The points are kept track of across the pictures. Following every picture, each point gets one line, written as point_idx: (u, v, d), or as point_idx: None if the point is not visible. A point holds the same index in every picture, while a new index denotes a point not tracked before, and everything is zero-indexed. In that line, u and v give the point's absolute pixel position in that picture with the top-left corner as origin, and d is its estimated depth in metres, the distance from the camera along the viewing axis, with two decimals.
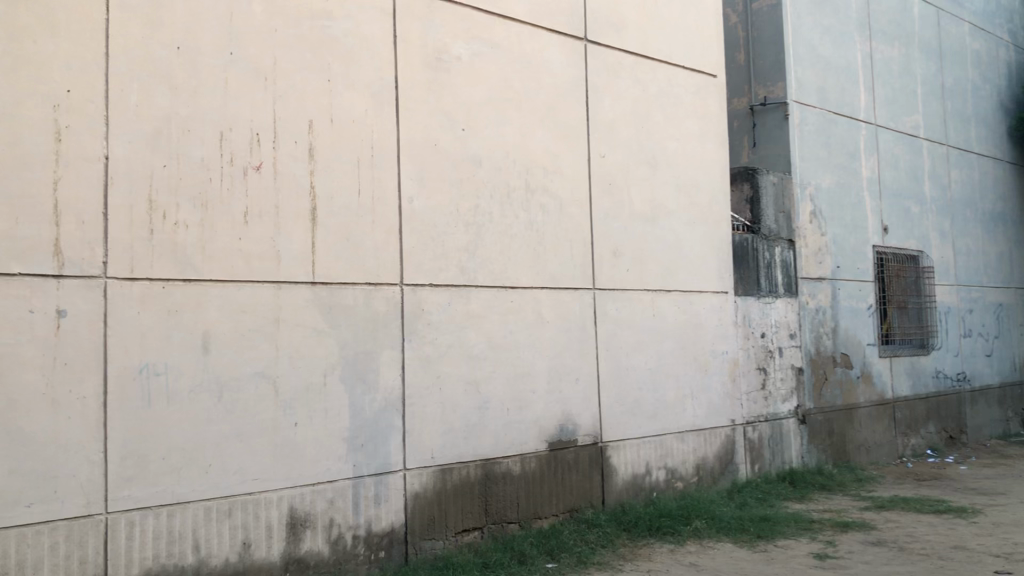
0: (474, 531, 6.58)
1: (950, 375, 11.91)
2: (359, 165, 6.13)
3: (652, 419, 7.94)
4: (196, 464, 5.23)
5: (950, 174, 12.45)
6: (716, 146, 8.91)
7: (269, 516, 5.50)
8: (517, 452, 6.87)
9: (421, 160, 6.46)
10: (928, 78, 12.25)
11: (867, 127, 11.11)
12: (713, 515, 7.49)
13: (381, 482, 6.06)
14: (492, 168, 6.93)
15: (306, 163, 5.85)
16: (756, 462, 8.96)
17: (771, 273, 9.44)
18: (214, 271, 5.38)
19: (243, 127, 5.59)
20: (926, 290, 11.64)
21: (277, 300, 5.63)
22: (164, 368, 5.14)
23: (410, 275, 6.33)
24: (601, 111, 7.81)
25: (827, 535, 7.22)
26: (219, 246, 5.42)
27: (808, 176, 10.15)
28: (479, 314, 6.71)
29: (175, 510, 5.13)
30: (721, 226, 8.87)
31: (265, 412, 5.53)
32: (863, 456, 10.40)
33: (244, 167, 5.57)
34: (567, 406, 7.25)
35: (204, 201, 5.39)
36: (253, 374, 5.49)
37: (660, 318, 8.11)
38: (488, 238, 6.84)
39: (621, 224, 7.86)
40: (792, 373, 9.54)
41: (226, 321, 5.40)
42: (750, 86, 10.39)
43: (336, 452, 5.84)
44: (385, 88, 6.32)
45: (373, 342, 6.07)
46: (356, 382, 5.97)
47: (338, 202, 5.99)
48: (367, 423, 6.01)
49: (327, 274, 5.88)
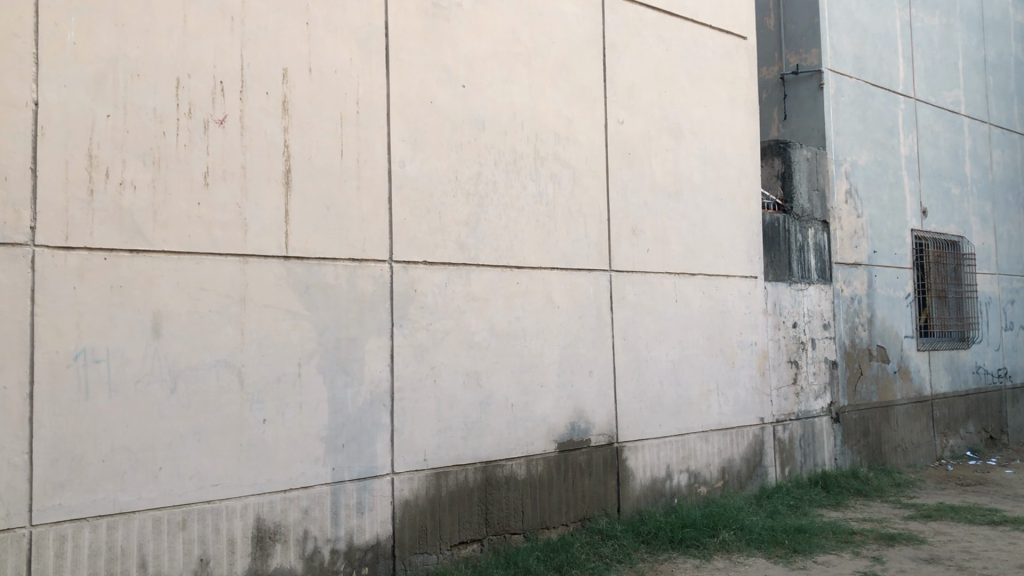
0: (472, 544, 5.78)
1: (991, 371, 11.05)
2: (343, 122, 5.31)
3: (674, 416, 7.13)
4: (144, 467, 4.44)
5: (992, 155, 11.57)
6: (746, 115, 8.07)
7: (230, 528, 4.71)
8: (523, 453, 6.06)
9: (415, 121, 5.65)
10: (970, 50, 11.37)
11: (907, 100, 10.24)
12: (742, 525, 6.66)
13: (364, 488, 5.26)
14: (497, 131, 6.11)
15: (279, 119, 5.04)
16: (786, 464, 8.15)
17: (804, 257, 8.60)
18: (167, 240, 4.58)
19: (205, 74, 4.78)
20: (966, 280, 10.77)
21: (243, 276, 4.83)
22: (106, 354, 4.36)
23: (402, 251, 5.52)
24: (620, 71, 6.97)
25: (872, 549, 6.40)
26: (174, 211, 4.62)
27: (844, 151, 9.30)
28: (481, 298, 5.90)
29: (118, 522, 4.33)
30: (751, 203, 8.03)
31: (228, 407, 4.73)
32: (899, 458, 9.56)
33: (204, 120, 4.76)
34: (580, 401, 6.44)
35: (156, 158, 4.59)
36: (214, 363, 4.70)
37: (684, 305, 7.29)
38: (492, 211, 6.02)
39: (642, 198, 7.03)
40: (826, 367, 8.70)
41: (182, 301, 4.60)
42: (781, 54, 9.56)
43: (313, 454, 5.05)
44: (374, 35, 5.50)
45: (357, 328, 5.27)
46: (337, 373, 5.17)
47: (317, 165, 5.18)
48: (350, 421, 5.21)
49: (303, 248, 5.07)
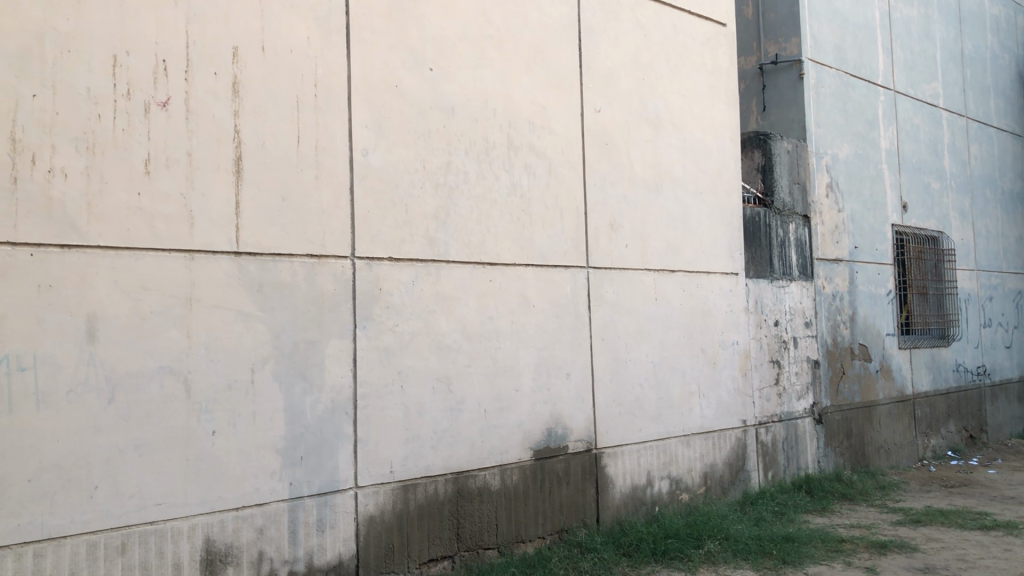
0: (443, 561, 5.38)
1: (970, 369, 10.85)
2: (300, 106, 4.89)
3: (655, 420, 6.79)
4: (78, 487, 3.99)
5: (970, 149, 11.37)
6: (726, 106, 7.76)
7: (176, 551, 4.27)
8: (496, 463, 5.67)
9: (379, 107, 5.24)
10: (948, 42, 11.16)
11: (886, 92, 9.99)
12: (728, 535, 6.33)
13: (325, 504, 4.84)
14: (468, 119, 5.71)
15: (228, 102, 4.61)
16: (769, 469, 7.84)
17: (785, 253, 8.30)
18: (104, 234, 4.14)
19: (146, 51, 4.34)
20: (946, 276, 10.55)
21: (189, 274, 4.39)
22: (33, 362, 3.90)
23: (366, 246, 5.11)
24: (597, 58, 6.60)
25: (863, 558, 6.09)
26: (112, 202, 4.18)
27: (825, 144, 9.02)
28: (451, 296, 5.50)
29: (47, 549, 3.88)
30: (732, 197, 7.71)
31: (174, 419, 4.30)
32: (882, 459, 9.31)
33: (145, 102, 4.31)
34: (557, 407, 6.07)
35: (90, 143, 4.14)
36: (158, 370, 4.26)
37: (664, 303, 6.94)
38: (462, 204, 5.63)
39: (620, 191, 6.68)
40: (808, 366, 8.41)
41: (121, 301, 4.16)
42: (760, 43, 9.26)
43: (268, 467, 4.62)
44: (334, 13, 5.08)
45: (317, 330, 4.85)
46: (294, 379, 4.75)
47: (272, 152, 4.75)
48: (309, 432, 4.79)
49: (256, 243, 4.65)
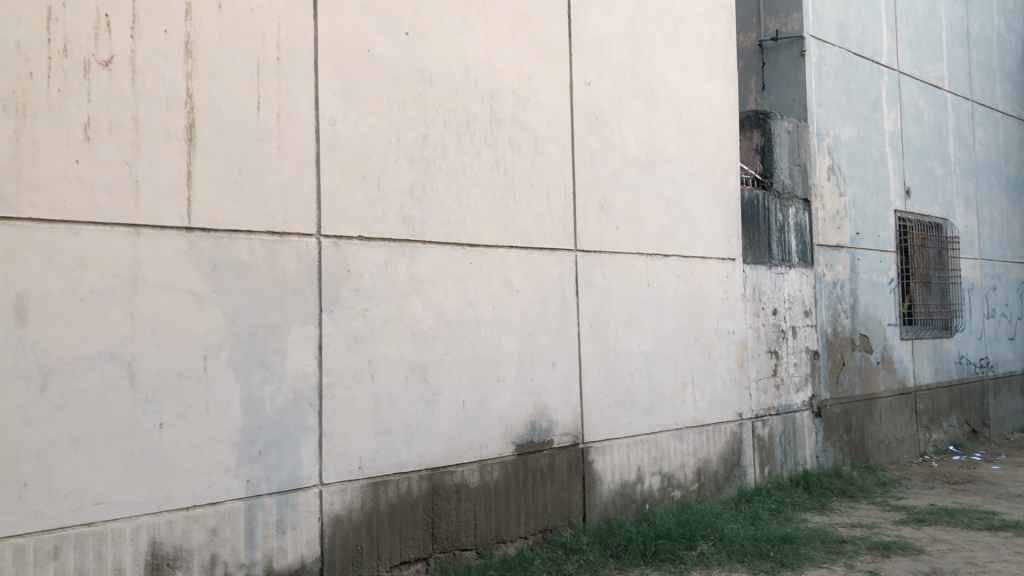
0: (416, 564, 5.00)
1: (973, 361, 10.50)
2: (260, 70, 4.48)
3: (646, 413, 6.41)
4: (4, 484, 3.59)
5: (975, 134, 11.00)
6: (724, 82, 7.36)
7: (118, 555, 3.88)
8: (475, 458, 5.29)
9: (350, 73, 4.84)
10: (954, 22, 10.76)
11: (890, 72, 9.60)
12: (723, 536, 5.97)
13: (286, 503, 4.46)
14: (448, 88, 5.31)
15: (180, 62, 4.20)
16: (766, 464, 7.47)
17: (784, 238, 7.92)
18: (37, 206, 3.74)
19: (86, 4, 3.92)
20: (950, 265, 10.19)
21: (134, 251, 3.99)
22: None
23: (334, 225, 4.71)
24: (587, 27, 6.20)
25: (866, 561, 5.74)
26: (45, 169, 3.77)
27: (826, 125, 8.63)
28: (427, 280, 5.11)
29: None
30: (730, 178, 7.32)
31: (116, 410, 3.90)
32: (883, 454, 8.96)
33: (85, 60, 3.90)
34: (541, 398, 5.69)
35: (21, 104, 3.72)
36: (97, 356, 3.86)
37: (657, 289, 6.56)
38: (440, 180, 5.23)
39: (611, 169, 6.28)
40: (807, 357, 8.04)
41: (55, 280, 3.76)
42: (760, 19, 8.86)
43: (222, 463, 4.23)
44: None
45: (278, 314, 4.46)
46: (252, 367, 4.36)
47: (228, 119, 4.35)
48: (268, 425, 4.40)
49: (209, 219, 4.24)
